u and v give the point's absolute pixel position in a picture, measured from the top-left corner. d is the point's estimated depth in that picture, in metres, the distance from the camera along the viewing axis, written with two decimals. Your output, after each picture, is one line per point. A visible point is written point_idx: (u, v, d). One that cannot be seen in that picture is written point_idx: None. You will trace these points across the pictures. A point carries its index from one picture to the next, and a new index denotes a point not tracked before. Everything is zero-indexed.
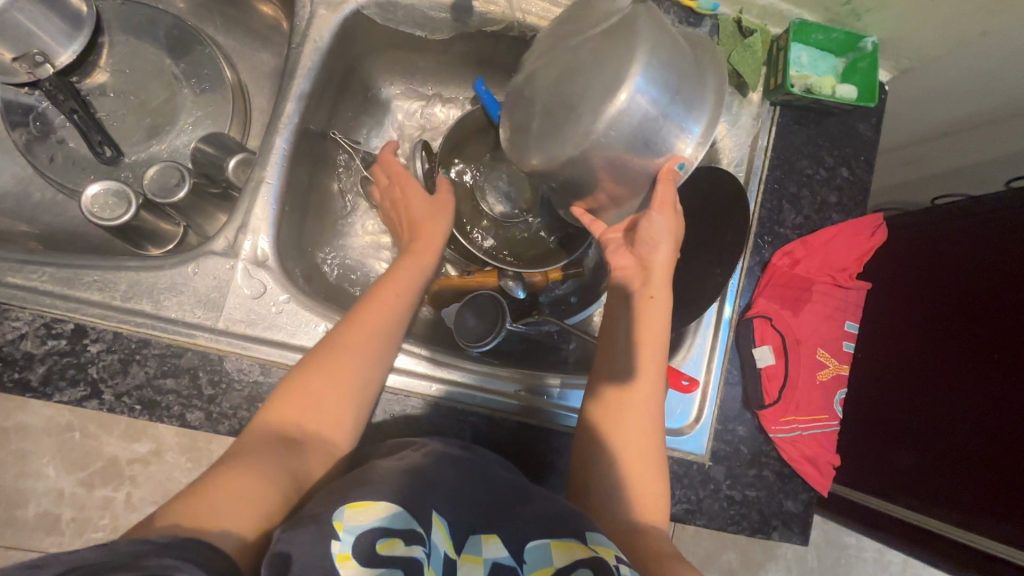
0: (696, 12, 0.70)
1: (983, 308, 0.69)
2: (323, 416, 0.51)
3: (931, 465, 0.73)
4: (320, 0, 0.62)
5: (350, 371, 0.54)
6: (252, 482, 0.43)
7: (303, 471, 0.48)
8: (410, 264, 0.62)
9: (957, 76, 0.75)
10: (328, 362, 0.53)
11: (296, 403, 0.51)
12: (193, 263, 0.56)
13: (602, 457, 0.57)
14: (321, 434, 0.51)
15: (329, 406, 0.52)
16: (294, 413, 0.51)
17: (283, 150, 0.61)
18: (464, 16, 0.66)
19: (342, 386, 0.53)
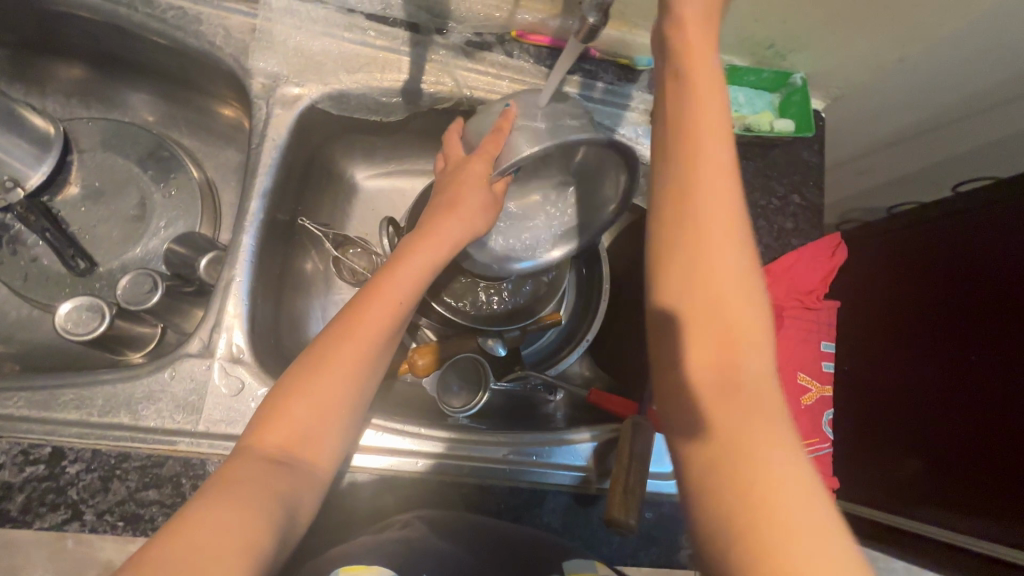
0: (633, 69, 0.74)
1: (983, 297, 0.69)
2: (310, 437, 0.47)
3: (936, 467, 0.70)
4: (275, 100, 0.65)
5: (344, 380, 0.49)
6: (226, 517, 0.39)
7: (289, 497, 0.44)
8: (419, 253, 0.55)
9: (885, 96, 0.80)
10: (311, 371, 0.48)
11: (283, 424, 0.46)
12: (170, 369, 0.57)
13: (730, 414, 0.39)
14: (306, 459, 0.47)
15: (313, 423, 0.47)
16: (279, 435, 0.46)
17: (250, 246, 0.63)
18: (415, 98, 0.70)
19: (324, 399, 0.48)
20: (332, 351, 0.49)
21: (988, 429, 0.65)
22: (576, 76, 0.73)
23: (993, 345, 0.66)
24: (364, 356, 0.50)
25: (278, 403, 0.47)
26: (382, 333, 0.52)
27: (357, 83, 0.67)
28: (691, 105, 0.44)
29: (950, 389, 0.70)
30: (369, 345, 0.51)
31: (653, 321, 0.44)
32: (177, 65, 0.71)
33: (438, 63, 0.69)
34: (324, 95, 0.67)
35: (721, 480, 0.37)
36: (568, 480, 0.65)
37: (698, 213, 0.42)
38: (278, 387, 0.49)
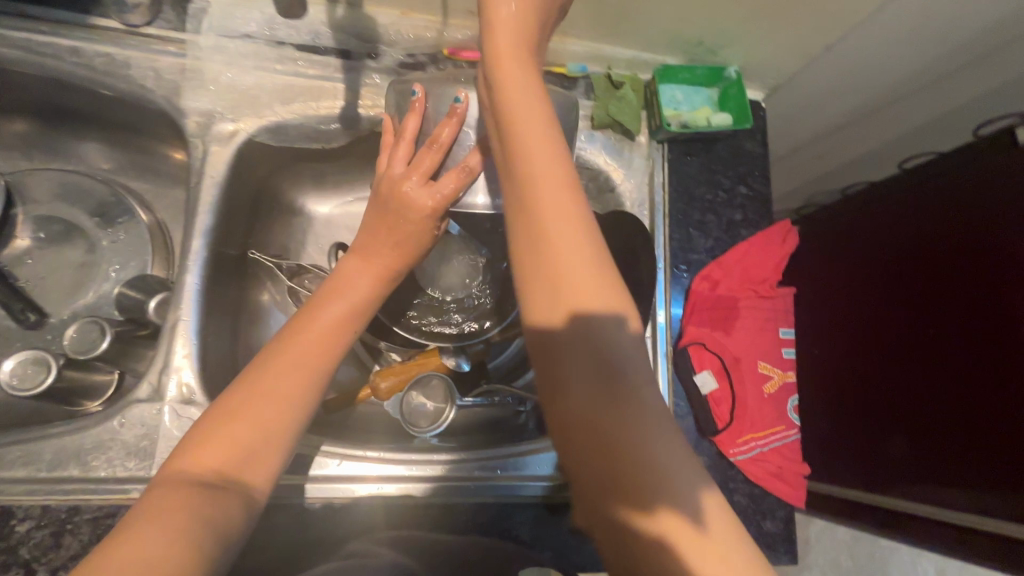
0: (568, 76, 0.75)
1: (955, 263, 0.73)
2: (250, 461, 0.46)
3: (937, 438, 0.72)
4: (211, 138, 0.66)
5: (281, 404, 0.49)
6: (157, 539, 0.38)
7: (226, 517, 0.43)
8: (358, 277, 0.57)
9: (820, 81, 0.81)
10: (248, 397, 0.48)
11: (216, 447, 0.45)
12: (118, 416, 0.56)
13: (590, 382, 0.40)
14: (246, 480, 0.46)
15: (250, 447, 0.46)
16: (212, 458, 0.45)
17: (196, 285, 0.63)
18: (354, 123, 0.70)
19: (264, 419, 0.48)
20: (265, 378, 0.49)
21: (976, 392, 0.68)
22: None
23: (987, 304, 0.68)
24: (301, 380, 0.50)
25: (210, 428, 0.46)
26: (320, 356, 0.52)
27: (293, 114, 0.68)
28: (529, 155, 0.45)
29: (938, 355, 0.73)
30: (308, 370, 0.51)
31: (544, 352, 0.42)
32: (112, 111, 0.71)
33: (373, 87, 0.69)
34: (261, 128, 0.67)
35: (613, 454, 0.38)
36: (536, 492, 0.64)
37: (550, 266, 0.42)
38: (212, 409, 0.48)
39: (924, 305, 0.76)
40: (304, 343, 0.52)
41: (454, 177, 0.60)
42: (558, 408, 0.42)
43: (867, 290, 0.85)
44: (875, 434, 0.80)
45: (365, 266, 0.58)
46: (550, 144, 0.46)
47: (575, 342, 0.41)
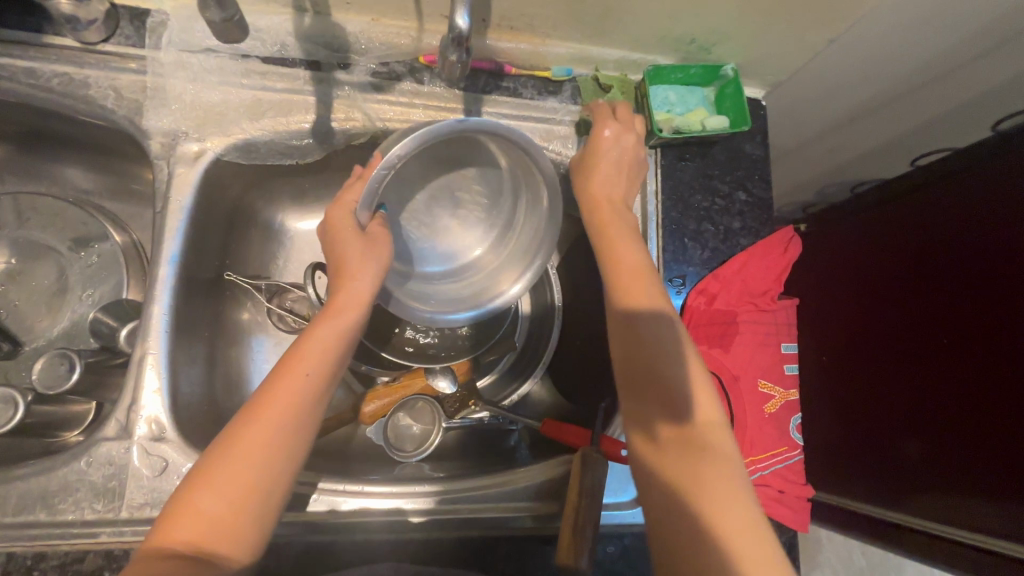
0: (553, 80, 0.71)
1: (960, 274, 0.70)
2: (223, 531, 0.44)
3: (949, 454, 0.68)
4: (176, 159, 0.62)
5: (253, 468, 0.45)
6: None
7: None
8: (328, 323, 0.51)
9: (823, 76, 0.76)
10: (222, 461, 0.45)
11: (188, 520, 0.43)
12: (86, 456, 0.55)
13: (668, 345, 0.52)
14: (223, 554, 0.43)
15: (223, 517, 0.44)
16: (186, 530, 0.43)
17: (164, 315, 0.60)
18: (328, 138, 0.67)
19: (239, 488, 0.45)
20: (236, 440, 0.46)
21: (988, 407, 0.65)
22: (493, 94, 0.69)
23: (1005, 314, 0.64)
24: (277, 440, 0.47)
25: (184, 499, 0.44)
26: (299, 411, 0.48)
27: (262, 130, 0.64)
28: (608, 173, 0.63)
29: (948, 371, 0.70)
30: (287, 428, 0.47)
31: (629, 319, 0.54)
32: (78, 132, 0.68)
33: (345, 99, 0.66)
34: (230, 147, 0.64)
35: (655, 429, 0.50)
36: (522, 524, 0.62)
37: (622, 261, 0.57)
38: (187, 478, 0.45)
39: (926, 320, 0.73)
40: (278, 398, 0.48)
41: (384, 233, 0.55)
42: (629, 361, 0.53)
43: (878, 296, 0.81)
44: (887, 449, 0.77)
45: (340, 311, 0.52)
46: (621, 189, 0.63)
47: (630, 320, 0.54)
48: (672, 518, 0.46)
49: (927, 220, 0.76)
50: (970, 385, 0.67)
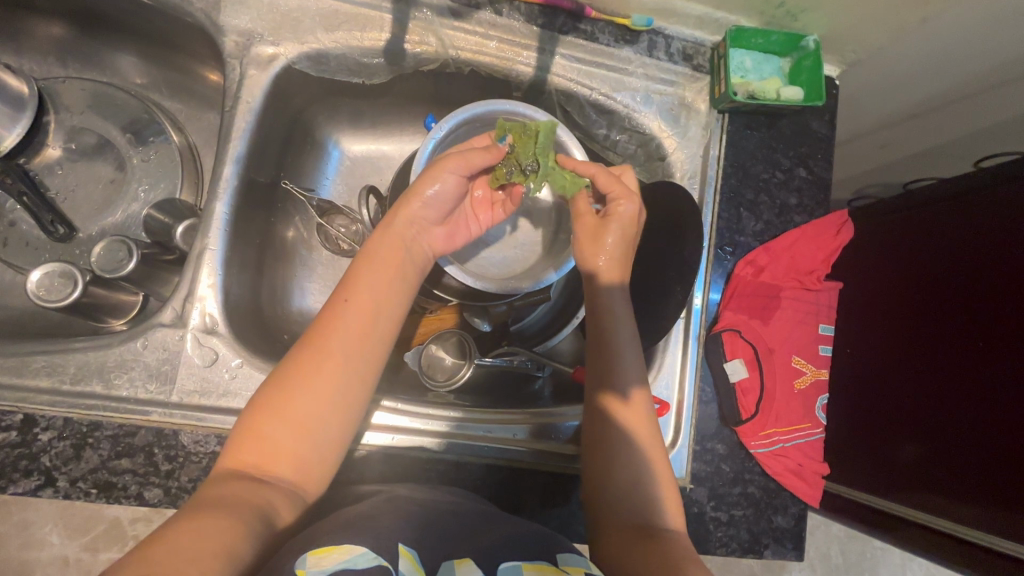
0: (631, 29, 0.69)
1: (972, 282, 0.67)
2: (288, 452, 0.46)
3: (946, 457, 0.67)
4: (248, 60, 0.62)
5: (313, 392, 0.47)
6: (218, 523, 0.38)
7: (274, 507, 0.43)
8: (367, 269, 0.53)
9: (904, 62, 0.74)
10: (283, 389, 0.47)
11: (254, 446, 0.45)
12: (142, 338, 0.56)
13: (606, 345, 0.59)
14: (286, 477, 0.46)
15: (290, 441, 0.46)
16: (253, 454, 0.45)
17: (224, 215, 0.61)
18: (399, 59, 0.67)
19: (299, 417, 0.47)
20: (302, 370, 0.48)
21: (984, 417, 0.63)
22: (570, 36, 0.68)
23: (997, 321, 0.63)
24: (336, 368, 0.49)
25: (250, 424, 0.46)
26: (355, 347, 0.50)
27: (336, 43, 0.64)
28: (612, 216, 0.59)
29: (951, 378, 0.67)
30: (348, 358, 0.49)
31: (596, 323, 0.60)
32: (149, 21, 0.67)
33: (422, 21, 0.65)
34: (302, 55, 0.64)
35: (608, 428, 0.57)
36: (545, 460, 0.65)
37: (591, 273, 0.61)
38: (246, 411, 0.47)
39: (930, 325, 0.71)
40: (339, 332, 0.50)
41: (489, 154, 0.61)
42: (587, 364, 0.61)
43: (878, 299, 0.77)
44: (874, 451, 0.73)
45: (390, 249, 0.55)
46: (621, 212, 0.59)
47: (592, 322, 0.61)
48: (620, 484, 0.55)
49: (934, 230, 0.73)
50: (964, 389, 0.66)
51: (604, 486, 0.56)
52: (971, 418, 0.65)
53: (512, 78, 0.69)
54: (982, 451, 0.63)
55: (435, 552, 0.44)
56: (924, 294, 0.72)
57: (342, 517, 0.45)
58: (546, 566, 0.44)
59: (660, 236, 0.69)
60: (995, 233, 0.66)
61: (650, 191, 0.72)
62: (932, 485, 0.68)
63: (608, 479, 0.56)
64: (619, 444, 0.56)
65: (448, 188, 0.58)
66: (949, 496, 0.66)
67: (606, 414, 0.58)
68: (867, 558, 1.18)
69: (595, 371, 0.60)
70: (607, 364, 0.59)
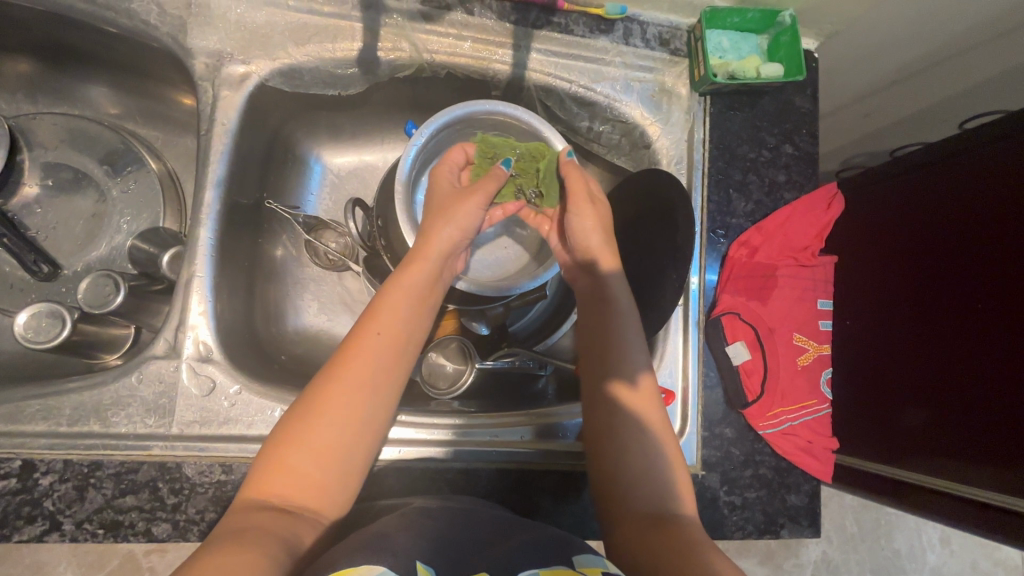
0: (605, 18, 0.68)
1: (958, 243, 0.68)
2: (313, 481, 0.46)
3: (948, 421, 0.67)
4: (220, 81, 0.61)
5: (339, 416, 0.47)
6: (243, 555, 0.37)
7: (297, 537, 0.42)
8: (394, 294, 0.54)
9: (881, 31, 0.74)
10: (310, 414, 0.47)
11: (278, 475, 0.45)
12: (136, 372, 0.55)
13: (609, 337, 0.60)
14: (308, 505, 0.45)
15: (312, 468, 0.46)
16: (278, 484, 0.45)
17: (210, 240, 0.60)
18: (373, 67, 0.66)
19: (322, 446, 0.46)
20: (324, 398, 0.48)
21: (979, 377, 0.64)
22: (544, 30, 0.67)
23: (994, 286, 0.63)
24: (360, 394, 0.48)
25: (273, 454, 0.46)
26: (378, 372, 0.50)
27: (308, 56, 0.63)
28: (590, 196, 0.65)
29: (952, 346, 0.67)
30: (369, 383, 0.49)
31: (593, 313, 0.63)
32: (115, 49, 0.66)
33: (393, 27, 0.64)
34: (274, 71, 0.62)
35: (616, 424, 0.57)
36: (557, 458, 0.64)
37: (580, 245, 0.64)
38: (269, 439, 0.47)
39: (925, 290, 0.71)
40: (362, 359, 0.50)
41: (490, 177, 0.63)
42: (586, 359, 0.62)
43: (872, 272, 0.77)
44: (879, 421, 0.73)
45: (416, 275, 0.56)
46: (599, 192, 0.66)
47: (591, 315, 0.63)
48: (642, 487, 0.54)
49: (924, 199, 0.73)
50: (967, 357, 0.66)
51: (625, 479, 0.55)
52: (974, 384, 0.65)
53: (490, 78, 0.68)
54: (988, 415, 0.64)
55: (453, 568, 0.43)
56: (914, 264, 0.73)
57: (358, 539, 0.44)
58: (564, 571, 0.43)
59: (652, 224, 0.69)
60: (983, 197, 0.66)
61: (638, 182, 0.71)
62: (939, 450, 0.68)
63: (621, 466, 0.55)
64: (635, 432, 0.56)
65: (477, 216, 0.62)
66: (956, 460, 0.66)
67: (614, 402, 0.58)
68: (883, 526, 1.19)
69: (600, 361, 0.60)
70: (617, 351, 0.59)
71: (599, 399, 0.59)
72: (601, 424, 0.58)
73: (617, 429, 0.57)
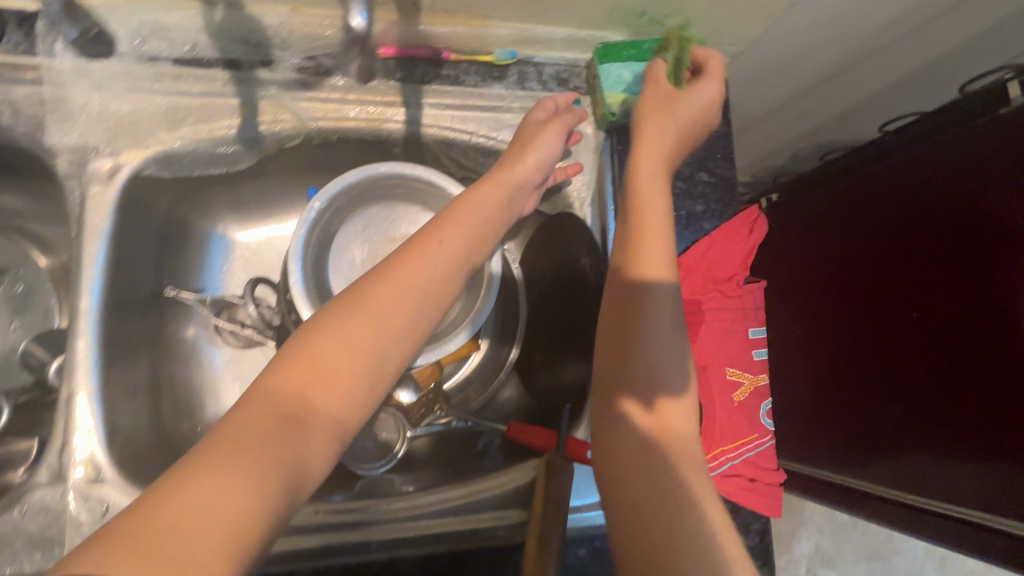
0: (496, 64, 0.66)
1: (935, 233, 0.66)
2: (336, 390, 0.44)
3: (928, 421, 0.66)
4: (89, 178, 0.58)
5: (318, 382, 0.43)
6: (226, 496, 0.35)
7: (300, 469, 0.40)
8: (456, 228, 0.55)
9: (783, 46, 0.72)
10: (297, 364, 0.43)
11: (296, 375, 0.43)
12: (19, 505, 0.52)
13: (643, 308, 0.52)
14: (321, 417, 0.43)
15: (335, 375, 0.44)
16: (293, 383, 0.43)
17: (90, 350, 0.56)
18: (257, 142, 0.63)
19: (344, 367, 0.44)
20: (339, 328, 0.46)
21: (959, 377, 0.63)
22: (433, 84, 0.65)
23: (976, 278, 0.61)
24: (394, 325, 0.48)
25: (301, 352, 0.44)
26: (416, 296, 0.50)
27: (182, 139, 0.59)
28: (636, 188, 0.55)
29: (931, 342, 0.66)
30: (398, 320, 0.48)
31: (620, 306, 0.54)
32: None
33: (272, 98, 0.61)
34: (149, 160, 0.59)
35: (633, 417, 0.51)
36: (491, 532, 0.60)
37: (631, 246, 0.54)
38: (297, 336, 0.46)
39: (909, 287, 0.69)
40: (397, 289, 0.49)
41: (551, 127, 0.62)
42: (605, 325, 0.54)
43: (856, 262, 0.76)
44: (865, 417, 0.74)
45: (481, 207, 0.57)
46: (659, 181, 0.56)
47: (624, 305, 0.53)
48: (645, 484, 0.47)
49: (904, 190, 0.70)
50: (947, 354, 0.64)
51: (625, 477, 0.48)
52: (954, 383, 0.63)
53: (384, 137, 0.66)
54: (965, 418, 0.62)
55: None
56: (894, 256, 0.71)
57: None
58: None
59: None
60: (962, 189, 0.63)
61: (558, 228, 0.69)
62: (918, 452, 0.67)
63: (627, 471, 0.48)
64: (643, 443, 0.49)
65: (555, 154, 0.62)
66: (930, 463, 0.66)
67: (624, 419, 0.51)
68: None
69: (616, 356, 0.53)
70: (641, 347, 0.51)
71: (612, 408, 0.52)
72: (606, 411, 0.52)
73: (638, 426, 0.50)
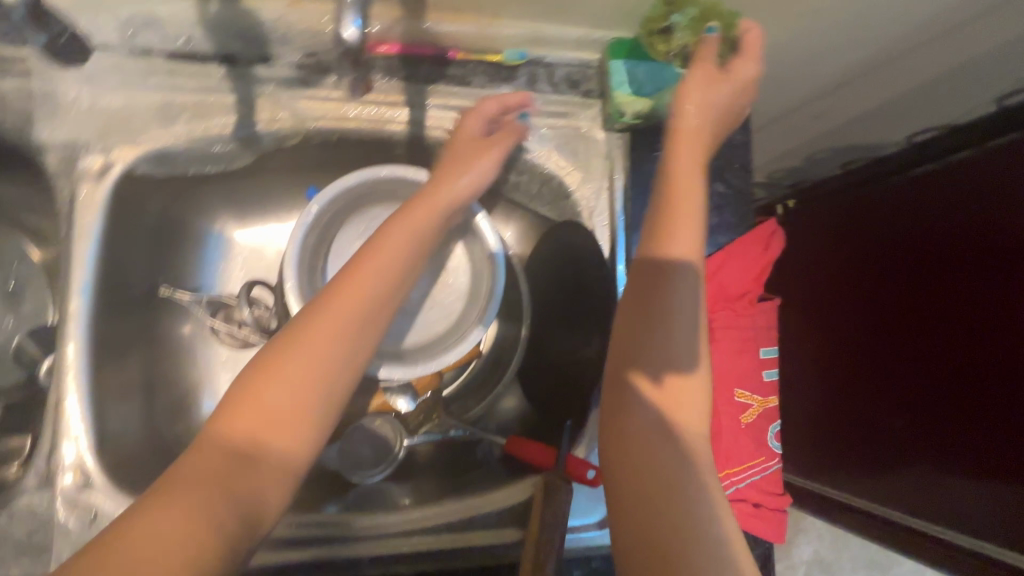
0: (506, 64, 0.63)
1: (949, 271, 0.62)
2: (292, 415, 0.42)
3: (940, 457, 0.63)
4: (80, 177, 0.57)
5: (312, 376, 0.43)
6: (173, 536, 0.36)
7: (257, 506, 0.40)
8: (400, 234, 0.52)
9: None
10: (257, 374, 0.43)
11: (246, 413, 0.41)
12: (11, 507, 0.53)
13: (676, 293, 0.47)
14: (278, 449, 0.42)
15: (292, 402, 0.42)
16: (245, 421, 0.41)
17: (80, 354, 0.56)
18: (255, 141, 0.61)
19: (306, 378, 0.43)
20: (310, 340, 0.44)
21: (969, 419, 0.60)
22: (439, 84, 0.62)
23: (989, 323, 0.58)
24: (330, 349, 0.45)
25: (247, 384, 0.42)
26: (365, 317, 0.47)
27: (177, 138, 0.58)
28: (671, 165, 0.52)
29: (943, 380, 0.62)
30: (350, 338, 0.46)
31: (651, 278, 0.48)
32: None
33: (270, 96, 0.59)
34: (142, 158, 0.58)
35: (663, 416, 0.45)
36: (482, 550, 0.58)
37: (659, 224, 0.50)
38: (257, 356, 0.44)
39: (917, 309, 0.65)
40: (348, 305, 0.47)
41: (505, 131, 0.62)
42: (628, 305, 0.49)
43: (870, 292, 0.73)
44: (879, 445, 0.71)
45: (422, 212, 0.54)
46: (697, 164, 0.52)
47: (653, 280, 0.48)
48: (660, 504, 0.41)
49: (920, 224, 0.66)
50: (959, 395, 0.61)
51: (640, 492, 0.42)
52: (965, 422, 0.60)
53: (387, 138, 0.63)
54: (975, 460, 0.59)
55: None
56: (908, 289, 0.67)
57: None
58: None
59: None
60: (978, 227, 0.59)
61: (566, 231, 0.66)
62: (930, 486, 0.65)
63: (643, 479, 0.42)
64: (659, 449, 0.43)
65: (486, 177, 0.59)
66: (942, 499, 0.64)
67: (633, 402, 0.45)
68: None
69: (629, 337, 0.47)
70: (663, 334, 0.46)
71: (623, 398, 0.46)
72: (616, 390, 0.47)
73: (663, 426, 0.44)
